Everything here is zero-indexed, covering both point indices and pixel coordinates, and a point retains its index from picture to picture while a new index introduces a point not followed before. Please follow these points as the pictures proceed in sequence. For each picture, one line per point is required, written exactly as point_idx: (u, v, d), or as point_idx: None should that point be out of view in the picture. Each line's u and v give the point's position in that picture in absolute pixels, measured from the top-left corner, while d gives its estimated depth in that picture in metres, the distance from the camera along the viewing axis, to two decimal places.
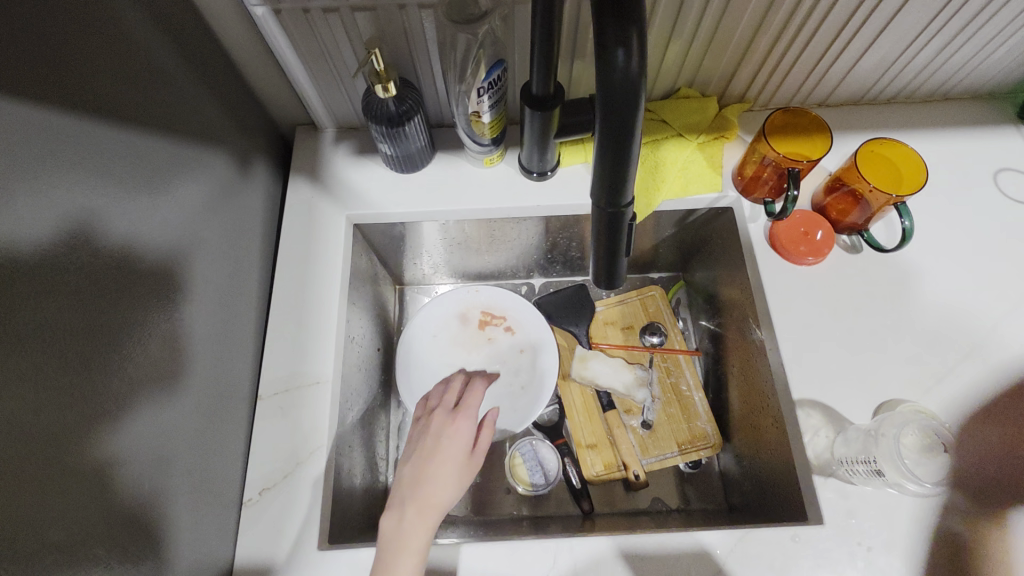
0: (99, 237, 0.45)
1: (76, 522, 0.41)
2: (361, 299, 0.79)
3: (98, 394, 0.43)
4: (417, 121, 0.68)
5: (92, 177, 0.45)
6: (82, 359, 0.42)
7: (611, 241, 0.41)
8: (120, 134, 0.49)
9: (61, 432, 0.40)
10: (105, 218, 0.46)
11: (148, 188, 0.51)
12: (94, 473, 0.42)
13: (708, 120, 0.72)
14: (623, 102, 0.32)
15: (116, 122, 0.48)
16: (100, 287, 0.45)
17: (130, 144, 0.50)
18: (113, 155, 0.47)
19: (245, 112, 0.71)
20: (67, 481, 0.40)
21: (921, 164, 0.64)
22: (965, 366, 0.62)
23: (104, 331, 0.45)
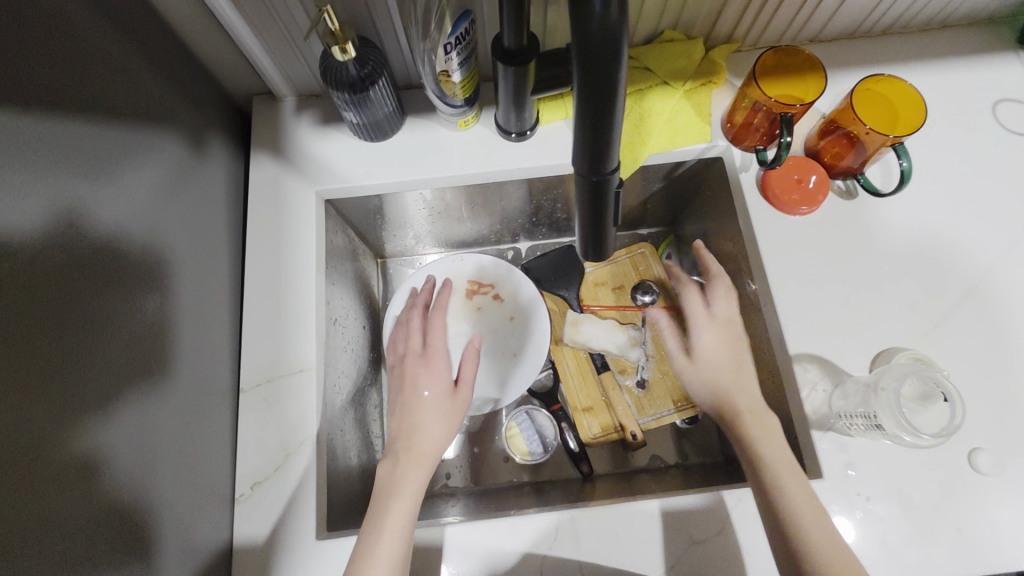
0: (47, 229, 0.41)
1: (60, 537, 0.39)
2: (341, 278, 0.76)
3: (73, 408, 0.41)
4: (382, 85, 0.62)
5: (35, 166, 0.40)
6: (50, 373, 0.39)
7: (597, 210, 0.38)
8: (58, 124, 0.44)
9: (35, 451, 0.37)
10: (54, 220, 0.41)
11: (97, 178, 0.47)
12: (74, 486, 0.40)
13: (694, 65, 0.67)
14: (604, 57, 0.28)
15: (51, 108, 0.43)
16: (60, 295, 0.41)
17: (72, 132, 0.45)
18: (55, 147, 0.43)
19: (194, 85, 0.65)
20: (43, 500, 0.38)
21: (920, 101, 0.60)
22: (962, 310, 0.61)
23: (71, 342, 0.42)
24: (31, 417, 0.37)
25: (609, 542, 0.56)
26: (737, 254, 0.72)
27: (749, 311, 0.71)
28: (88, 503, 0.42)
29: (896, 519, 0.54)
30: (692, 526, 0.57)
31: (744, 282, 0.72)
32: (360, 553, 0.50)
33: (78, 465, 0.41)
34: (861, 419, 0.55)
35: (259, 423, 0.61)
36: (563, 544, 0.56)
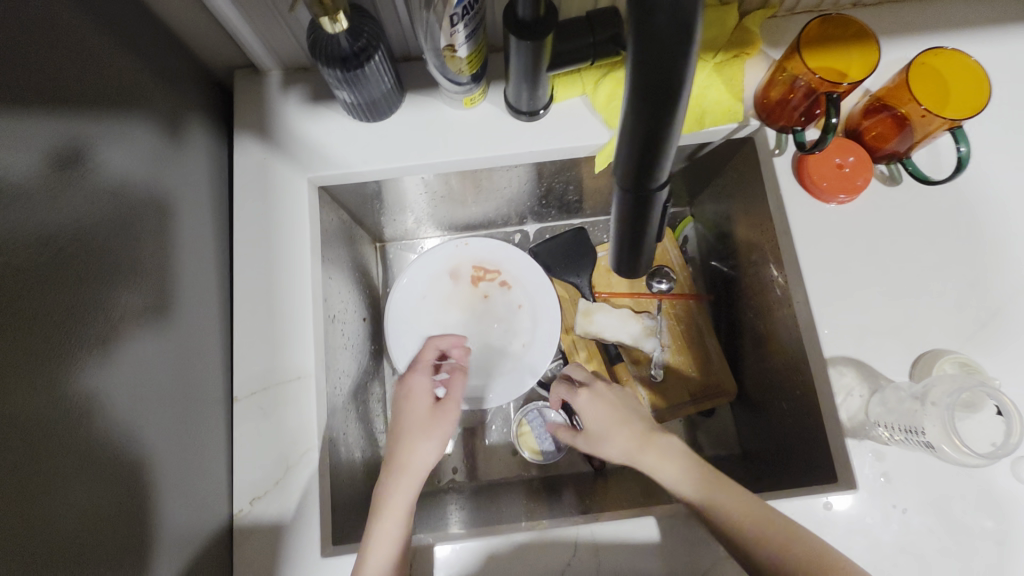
0: (22, 218, 0.37)
1: (49, 570, 0.36)
2: (339, 270, 0.71)
3: (49, 444, 0.37)
4: (379, 60, 0.55)
5: (5, 138, 0.36)
6: (23, 411, 0.35)
7: (638, 223, 0.34)
8: (24, 120, 0.38)
9: (14, 496, 0.34)
10: (20, 234, 0.36)
11: (70, 178, 0.41)
12: (62, 513, 0.37)
13: (726, 35, 0.61)
14: (669, 58, 0.23)
15: (14, 103, 0.37)
16: (29, 320, 0.36)
17: (40, 127, 0.39)
18: (23, 147, 0.37)
19: (168, 59, 0.58)
20: (25, 533, 0.34)
21: (983, 79, 0.54)
22: (1011, 308, 0.57)
23: (47, 371, 0.37)
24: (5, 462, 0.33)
25: (630, 556, 0.54)
26: (764, 242, 0.67)
27: (777, 304, 0.67)
28: (79, 540, 0.38)
29: (934, 532, 0.52)
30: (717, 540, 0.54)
31: (772, 272, 0.67)
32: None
33: (61, 503, 0.37)
34: (903, 432, 0.51)
35: (257, 433, 0.57)
36: (583, 560, 0.54)
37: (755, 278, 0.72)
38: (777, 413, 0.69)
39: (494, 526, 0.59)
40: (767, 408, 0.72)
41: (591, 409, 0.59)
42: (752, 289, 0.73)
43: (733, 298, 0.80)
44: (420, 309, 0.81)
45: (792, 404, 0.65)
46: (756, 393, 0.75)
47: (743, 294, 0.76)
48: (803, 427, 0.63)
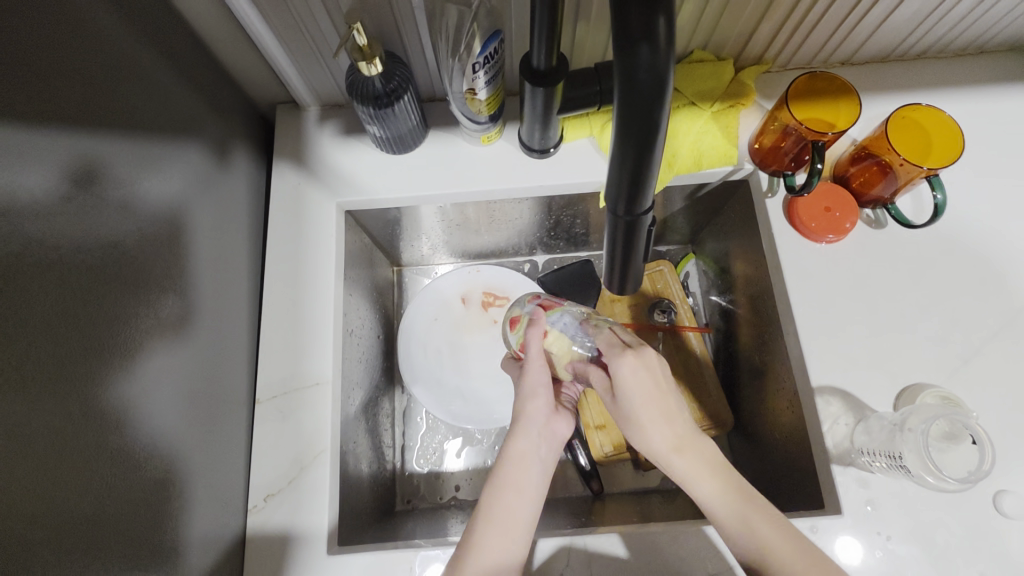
0: (84, 231, 0.42)
1: (82, 537, 0.40)
2: (358, 287, 0.76)
3: (95, 424, 0.41)
4: (408, 100, 0.62)
5: (70, 159, 0.42)
6: (72, 394, 0.40)
7: (628, 246, 0.39)
8: (93, 143, 0.44)
9: (59, 464, 0.38)
10: (81, 238, 0.42)
11: (126, 194, 0.48)
12: (99, 486, 0.41)
13: (723, 86, 0.66)
14: (649, 107, 0.29)
15: (83, 129, 0.44)
16: (87, 315, 0.42)
17: (101, 149, 0.45)
18: (85, 165, 0.43)
19: (220, 94, 0.65)
20: (63, 500, 0.38)
21: (958, 134, 0.59)
22: (991, 346, 0.60)
23: (95, 361, 0.42)
24: (51, 437, 0.38)
25: (620, 568, 0.56)
26: (758, 277, 0.72)
27: (770, 336, 0.70)
28: (110, 514, 0.42)
29: (918, 560, 0.53)
30: (706, 557, 0.56)
31: (765, 305, 0.71)
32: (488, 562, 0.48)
33: (98, 479, 0.41)
34: (884, 458, 0.54)
35: (275, 435, 0.61)
36: (575, 570, 0.56)
37: (750, 311, 0.76)
38: (772, 443, 0.71)
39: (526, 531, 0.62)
40: (763, 439, 0.74)
41: (636, 380, 0.51)
42: (747, 322, 0.77)
43: (732, 332, 0.83)
44: (432, 330, 0.86)
45: (784, 434, 0.68)
46: (752, 423, 0.77)
47: (740, 327, 0.80)
48: (795, 455, 0.66)
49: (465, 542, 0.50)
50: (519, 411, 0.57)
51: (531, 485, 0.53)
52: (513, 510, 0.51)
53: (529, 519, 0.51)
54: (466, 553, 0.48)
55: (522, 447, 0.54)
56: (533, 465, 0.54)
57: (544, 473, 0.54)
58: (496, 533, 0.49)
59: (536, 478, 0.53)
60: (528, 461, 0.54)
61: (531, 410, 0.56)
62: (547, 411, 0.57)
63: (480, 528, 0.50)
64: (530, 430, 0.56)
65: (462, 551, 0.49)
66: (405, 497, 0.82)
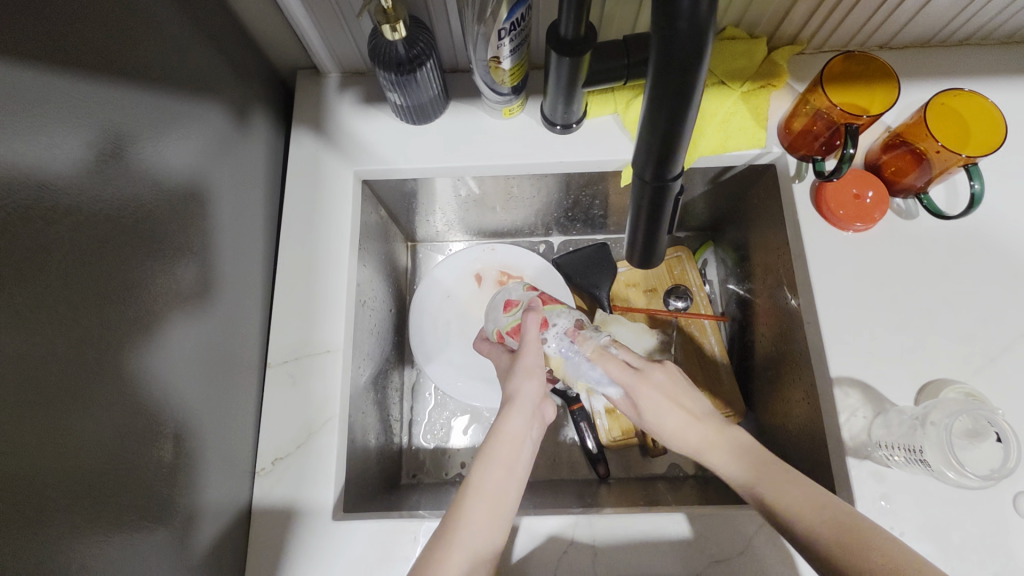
0: (101, 180, 0.42)
1: (91, 486, 0.40)
2: (372, 259, 0.76)
3: (105, 376, 0.41)
4: (430, 68, 0.61)
5: (87, 108, 0.41)
6: (85, 342, 0.39)
7: (653, 214, 0.37)
8: (111, 94, 0.44)
9: (70, 412, 0.38)
10: (98, 189, 0.42)
11: (145, 148, 0.47)
12: (110, 437, 0.42)
13: (755, 66, 0.64)
14: (685, 60, 0.27)
15: (103, 78, 0.43)
16: (100, 264, 0.41)
17: (120, 99, 0.45)
18: (100, 113, 0.42)
19: (240, 56, 0.64)
20: (73, 448, 0.38)
21: (1000, 120, 0.57)
22: (1021, 346, 0.58)
23: (108, 313, 0.42)
24: (63, 387, 0.38)
25: (624, 551, 0.56)
26: (780, 264, 0.70)
27: (788, 325, 0.69)
28: (119, 464, 0.42)
29: (930, 558, 0.52)
30: (712, 543, 0.55)
31: (784, 294, 0.69)
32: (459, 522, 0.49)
33: (108, 429, 0.41)
34: (903, 451, 0.52)
35: (285, 400, 0.61)
36: (579, 549, 0.56)
37: (769, 300, 0.74)
38: (784, 435, 0.70)
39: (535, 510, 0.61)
40: (775, 431, 0.73)
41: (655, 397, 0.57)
42: (766, 312, 0.75)
43: (748, 322, 0.82)
44: (444, 307, 0.86)
45: (799, 426, 0.66)
46: (765, 415, 0.76)
47: (757, 317, 0.78)
48: (807, 447, 0.64)
49: (455, 510, 0.50)
50: (515, 390, 0.57)
51: (519, 464, 0.54)
52: (504, 483, 0.52)
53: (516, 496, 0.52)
54: (457, 524, 0.49)
55: (515, 427, 0.55)
56: (524, 446, 0.55)
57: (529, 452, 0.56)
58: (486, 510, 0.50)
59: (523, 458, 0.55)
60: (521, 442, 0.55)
61: (527, 391, 0.57)
62: (540, 393, 0.57)
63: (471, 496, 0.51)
64: (525, 410, 0.56)
65: (451, 524, 0.49)
66: (410, 471, 0.83)
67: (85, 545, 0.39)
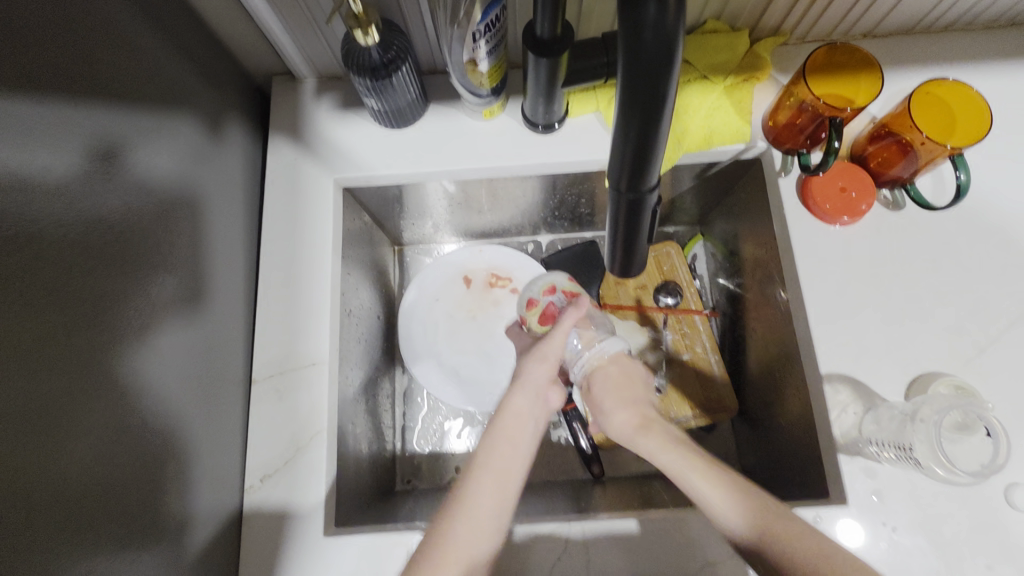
0: (66, 203, 0.41)
1: (70, 520, 0.39)
2: (357, 266, 0.75)
3: (82, 403, 0.40)
4: (406, 72, 0.60)
5: (50, 129, 0.40)
6: (57, 371, 0.39)
7: (631, 224, 0.36)
8: (78, 113, 0.42)
9: (46, 448, 0.37)
10: (63, 214, 0.40)
11: (114, 165, 0.46)
12: (89, 468, 0.41)
13: (737, 59, 0.63)
14: (653, 71, 0.26)
15: (67, 99, 0.42)
16: (68, 290, 0.40)
17: (87, 118, 0.43)
18: (65, 134, 0.41)
19: (212, 64, 0.62)
20: (49, 483, 0.37)
21: (987, 111, 0.56)
22: (1010, 336, 0.58)
23: (81, 340, 0.41)
24: (39, 417, 0.37)
25: (618, 555, 0.55)
26: (769, 259, 0.69)
27: (778, 320, 0.68)
28: (102, 489, 0.42)
29: (924, 552, 0.52)
30: (707, 545, 0.55)
31: (774, 288, 0.69)
32: (457, 503, 0.49)
33: (89, 455, 0.41)
34: (893, 449, 0.52)
35: (271, 416, 0.60)
36: (573, 555, 0.55)
37: (759, 294, 0.73)
38: (778, 430, 0.69)
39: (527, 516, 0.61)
40: (767, 425, 0.73)
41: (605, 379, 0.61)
42: (756, 305, 0.75)
43: (739, 317, 0.81)
44: (433, 311, 0.85)
45: (791, 422, 0.66)
46: (757, 408, 0.76)
47: (748, 311, 0.78)
48: (800, 442, 0.64)
49: (460, 492, 0.50)
50: (521, 372, 0.58)
51: (524, 442, 0.54)
52: (508, 460, 0.52)
53: (520, 471, 0.52)
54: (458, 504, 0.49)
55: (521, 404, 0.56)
56: (527, 425, 0.55)
57: (536, 430, 0.56)
58: (492, 481, 0.50)
59: (527, 435, 0.55)
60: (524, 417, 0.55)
61: (534, 373, 0.58)
62: (548, 376, 0.58)
63: (477, 472, 0.51)
64: (529, 387, 0.57)
65: (456, 502, 0.49)
66: (405, 477, 0.82)
67: (69, 574, 0.38)
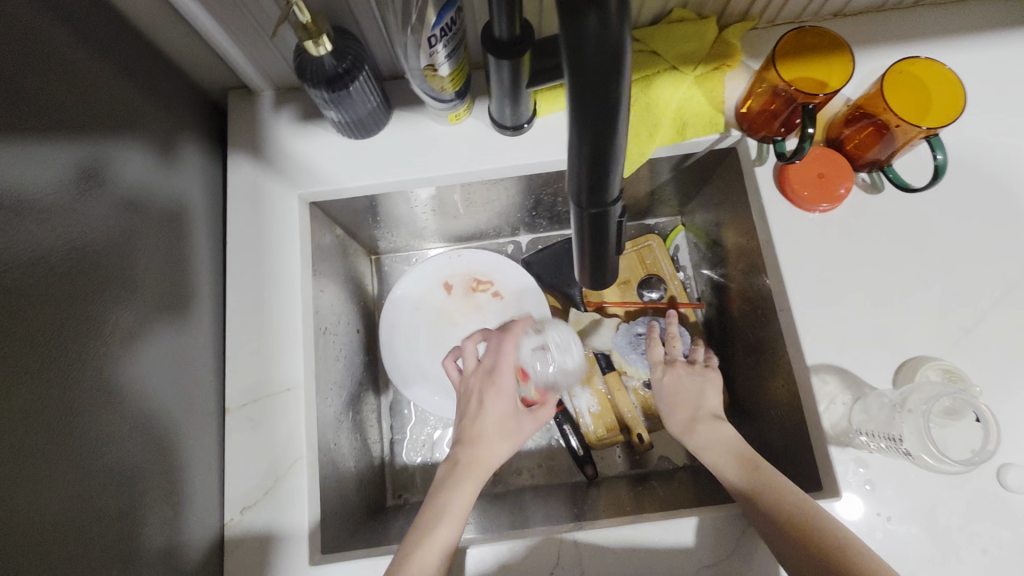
0: (18, 247, 0.38)
1: None
2: (331, 281, 0.73)
3: (47, 452, 0.38)
4: (365, 80, 0.57)
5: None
6: (21, 421, 0.37)
7: (597, 238, 0.35)
8: (24, 147, 0.40)
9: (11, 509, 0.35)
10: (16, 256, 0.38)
11: (66, 200, 0.44)
12: (57, 523, 0.39)
13: (706, 47, 0.61)
14: (603, 83, 0.24)
15: (12, 134, 0.39)
16: (27, 334, 0.38)
17: (33, 153, 0.41)
18: (13, 173, 0.39)
19: (163, 82, 0.60)
20: (18, 545, 0.35)
21: (935, 63, 0.56)
22: (994, 314, 0.57)
23: (39, 390, 0.39)
24: (6, 469, 0.35)
25: (612, 564, 0.54)
26: (750, 248, 0.68)
27: (764, 309, 0.67)
28: (76, 538, 0.40)
29: (919, 541, 0.51)
30: (701, 547, 0.54)
31: (757, 277, 0.67)
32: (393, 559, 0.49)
33: (56, 509, 0.39)
34: (884, 440, 0.52)
35: (247, 445, 0.58)
36: (566, 565, 0.54)
37: (743, 283, 0.72)
38: (768, 421, 0.68)
39: (518, 529, 0.60)
40: (757, 416, 0.72)
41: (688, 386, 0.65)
42: (741, 295, 0.74)
43: (724, 307, 0.80)
44: (414, 321, 0.84)
45: (781, 413, 0.65)
46: (747, 398, 0.75)
47: (733, 302, 0.77)
48: (790, 434, 0.63)
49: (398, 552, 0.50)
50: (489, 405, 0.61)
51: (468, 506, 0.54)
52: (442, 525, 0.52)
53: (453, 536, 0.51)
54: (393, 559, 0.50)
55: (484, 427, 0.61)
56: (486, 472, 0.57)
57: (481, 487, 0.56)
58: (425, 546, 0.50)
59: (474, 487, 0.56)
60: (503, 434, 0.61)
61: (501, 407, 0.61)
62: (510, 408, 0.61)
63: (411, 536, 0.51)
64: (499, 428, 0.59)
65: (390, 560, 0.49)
66: (395, 492, 0.81)
67: None
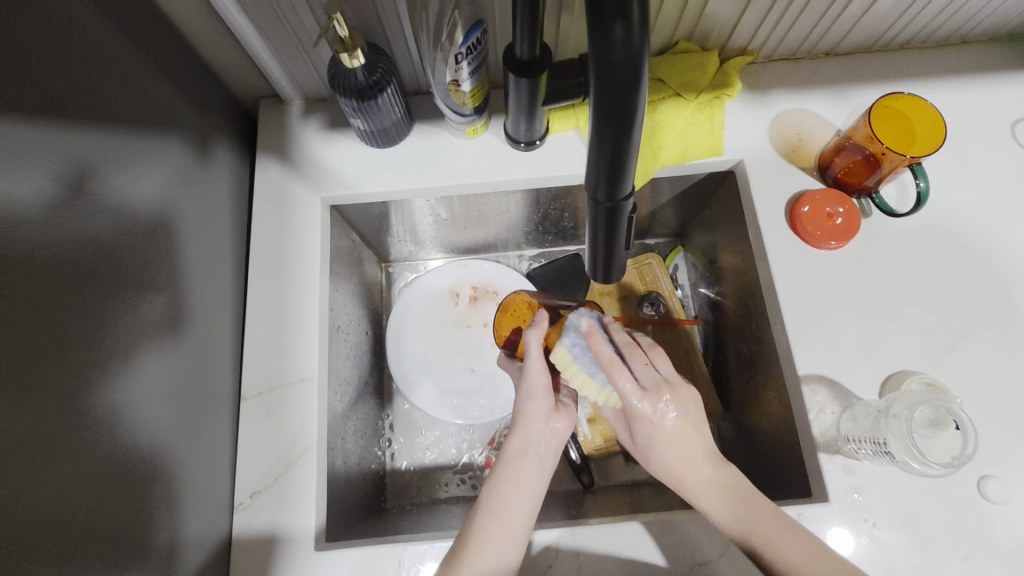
0: (71, 219, 0.42)
1: (71, 525, 0.39)
2: (345, 283, 0.76)
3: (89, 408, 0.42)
4: (391, 93, 0.62)
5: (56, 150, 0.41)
6: (22, 426, 0.36)
7: (610, 230, 0.39)
8: (75, 132, 0.44)
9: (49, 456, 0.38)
10: (20, 253, 0.37)
11: (67, 199, 0.42)
12: (90, 477, 0.41)
13: (708, 77, 0.67)
14: (624, 85, 0.30)
15: (72, 121, 0.44)
16: (76, 296, 0.42)
17: (85, 140, 0.45)
18: (63, 149, 0.42)
19: (202, 87, 0.64)
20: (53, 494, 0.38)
21: (925, 102, 0.60)
22: (975, 334, 0.60)
23: (85, 349, 0.42)
24: (49, 419, 0.38)
25: (609, 558, 0.56)
26: (745, 267, 0.72)
27: (757, 325, 0.70)
28: (81, 542, 0.40)
29: (904, 547, 0.53)
30: (693, 546, 0.56)
31: (752, 294, 0.71)
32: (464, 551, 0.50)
33: (90, 464, 0.41)
34: (869, 445, 0.54)
35: (260, 431, 0.60)
36: (565, 563, 0.56)
37: (738, 301, 0.76)
38: (761, 433, 0.71)
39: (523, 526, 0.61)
40: (750, 430, 0.74)
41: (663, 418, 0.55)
42: (736, 312, 0.77)
43: (721, 325, 0.83)
44: (420, 326, 0.86)
45: (772, 424, 0.68)
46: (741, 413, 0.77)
47: (729, 319, 0.80)
48: (781, 445, 0.66)
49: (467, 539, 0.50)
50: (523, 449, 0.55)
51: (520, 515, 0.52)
52: (512, 500, 0.52)
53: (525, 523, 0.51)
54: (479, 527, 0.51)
55: (504, 497, 0.52)
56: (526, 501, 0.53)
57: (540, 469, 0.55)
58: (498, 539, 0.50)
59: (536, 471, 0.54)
60: (529, 453, 0.54)
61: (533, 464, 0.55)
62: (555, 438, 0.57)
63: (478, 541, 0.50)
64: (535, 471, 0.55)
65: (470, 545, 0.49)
66: (395, 493, 0.82)
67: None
